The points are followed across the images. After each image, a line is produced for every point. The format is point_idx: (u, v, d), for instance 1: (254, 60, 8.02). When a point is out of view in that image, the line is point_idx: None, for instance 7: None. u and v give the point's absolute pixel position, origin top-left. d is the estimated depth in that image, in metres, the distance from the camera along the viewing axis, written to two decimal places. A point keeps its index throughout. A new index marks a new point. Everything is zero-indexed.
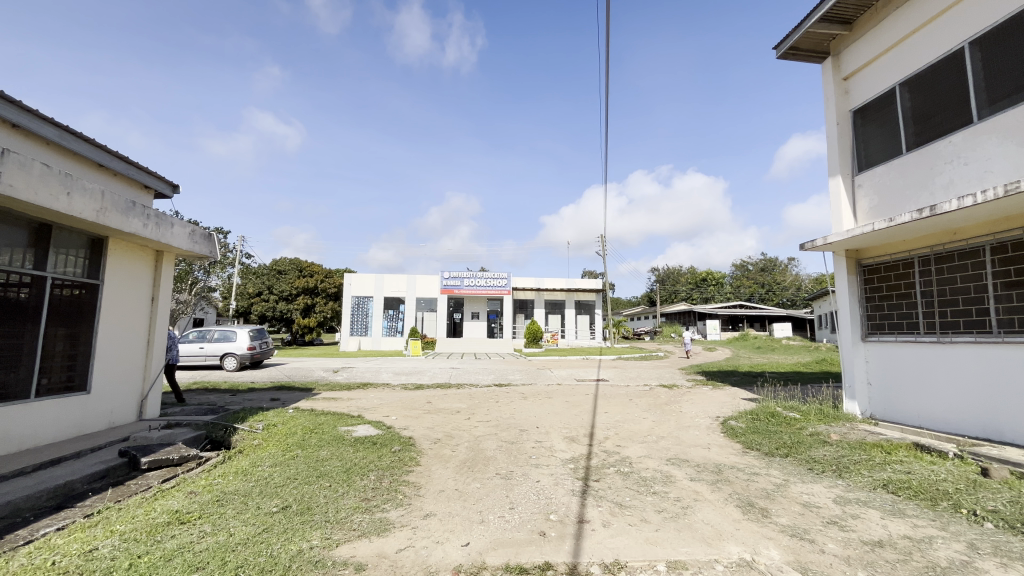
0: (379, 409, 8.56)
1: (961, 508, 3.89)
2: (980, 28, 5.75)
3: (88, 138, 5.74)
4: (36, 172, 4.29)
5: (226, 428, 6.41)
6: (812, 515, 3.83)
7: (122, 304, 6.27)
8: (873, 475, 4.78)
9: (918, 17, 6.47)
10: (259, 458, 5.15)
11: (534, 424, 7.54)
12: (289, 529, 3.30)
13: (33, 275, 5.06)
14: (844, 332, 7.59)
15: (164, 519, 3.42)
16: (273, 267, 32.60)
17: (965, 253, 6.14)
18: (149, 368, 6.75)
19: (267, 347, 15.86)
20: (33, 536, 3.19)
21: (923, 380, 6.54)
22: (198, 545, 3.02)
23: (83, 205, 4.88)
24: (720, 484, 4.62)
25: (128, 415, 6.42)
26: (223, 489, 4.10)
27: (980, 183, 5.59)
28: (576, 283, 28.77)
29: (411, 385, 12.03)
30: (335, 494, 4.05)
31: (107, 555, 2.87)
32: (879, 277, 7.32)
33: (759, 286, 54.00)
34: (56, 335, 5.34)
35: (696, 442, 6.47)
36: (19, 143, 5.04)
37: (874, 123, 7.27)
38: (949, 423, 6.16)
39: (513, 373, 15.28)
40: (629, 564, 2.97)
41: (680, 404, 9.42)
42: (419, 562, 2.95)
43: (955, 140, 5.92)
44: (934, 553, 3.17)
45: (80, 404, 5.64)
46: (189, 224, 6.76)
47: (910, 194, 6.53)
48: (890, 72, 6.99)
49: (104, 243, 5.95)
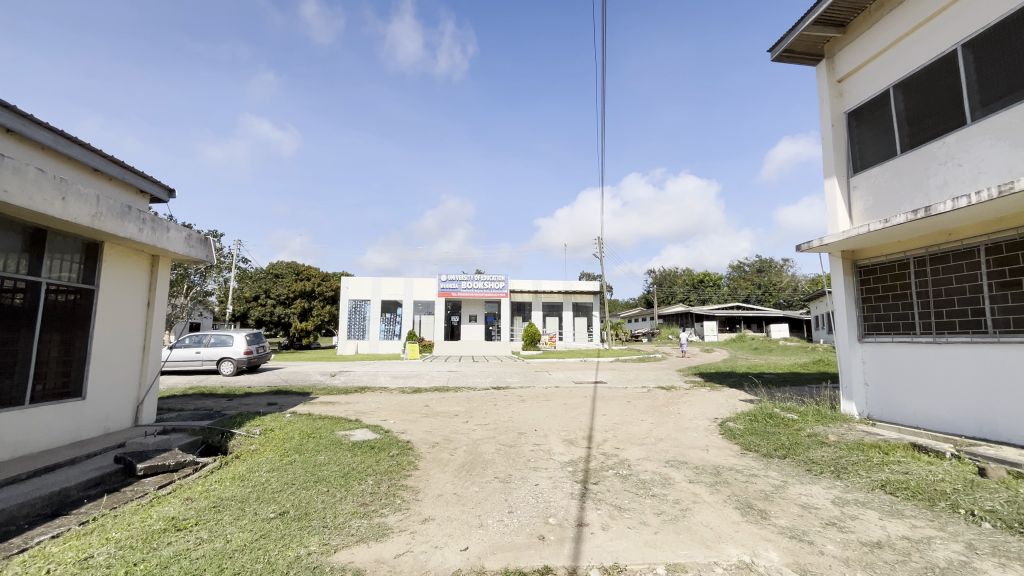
0: (377, 413, 8.53)
1: (959, 508, 3.90)
2: (972, 31, 5.80)
3: (82, 142, 5.70)
4: (31, 177, 4.27)
5: (223, 434, 6.40)
6: (810, 516, 3.83)
7: (116, 309, 6.22)
8: (872, 475, 4.79)
9: (911, 19, 6.52)
10: (256, 464, 5.11)
11: (532, 427, 7.53)
12: (287, 535, 3.27)
13: (27, 281, 5.03)
14: (841, 332, 7.64)
15: (161, 526, 3.39)
16: (270, 270, 32.51)
17: (959, 253, 6.19)
18: (144, 373, 6.68)
19: (264, 351, 15.83)
20: (28, 545, 3.15)
21: (919, 380, 6.58)
22: (194, 552, 2.99)
23: (77, 210, 4.84)
24: (719, 486, 4.62)
25: (124, 421, 6.36)
26: (219, 495, 4.06)
27: (974, 184, 5.63)
28: (574, 284, 28.85)
29: (409, 388, 12.04)
30: (333, 499, 4.02)
31: (102, 563, 2.84)
32: (875, 278, 7.36)
33: (756, 287, 54.38)
34: (51, 341, 5.30)
35: (695, 443, 6.48)
36: (13, 148, 5.02)
37: (869, 125, 7.32)
38: (944, 422, 6.20)
39: (512, 375, 15.33)
40: (628, 567, 2.96)
41: (679, 406, 9.42)
42: (419, 567, 2.94)
43: (949, 140, 5.96)
44: (933, 553, 3.18)
45: (75, 411, 5.59)
46: (184, 228, 6.71)
47: (904, 195, 6.58)
48: (884, 74, 7.04)
49: (99, 248, 5.92)
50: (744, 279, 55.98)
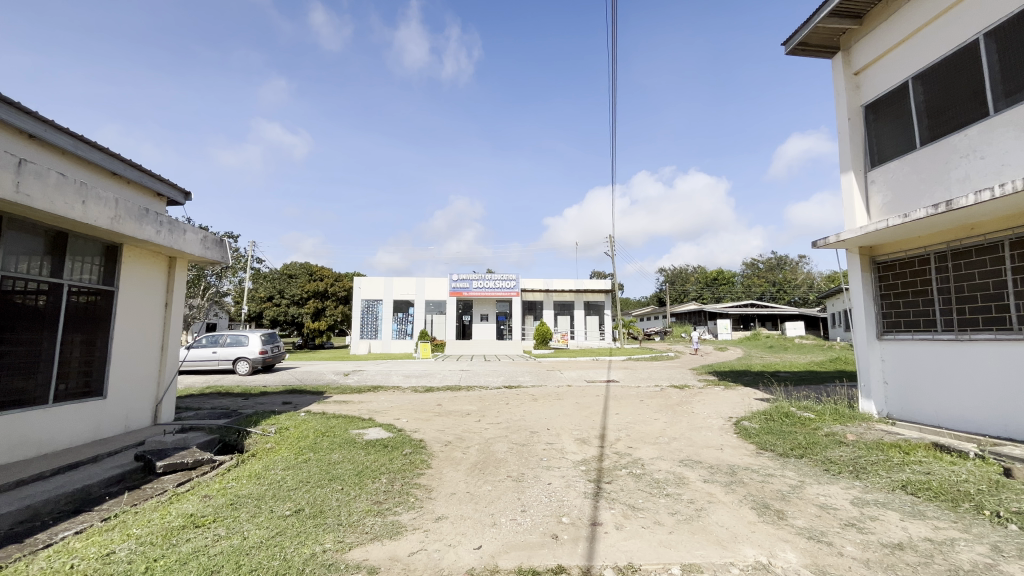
0: (390, 412, 8.61)
1: (983, 509, 3.80)
2: (995, 20, 5.63)
3: (102, 147, 5.83)
4: (52, 181, 4.37)
5: (239, 433, 6.50)
6: (829, 517, 3.76)
7: (135, 310, 6.33)
8: (892, 476, 4.69)
9: (931, 9, 6.35)
10: (272, 462, 5.17)
11: (544, 426, 7.49)
12: (302, 533, 3.31)
13: (50, 283, 5.16)
14: (859, 330, 7.48)
15: (179, 522, 3.45)
16: (284, 271, 33.08)
17: (983, 248, 6.02)
18: (163, 373, 6.81)
19: (279, 351, 16.07)
20: (52, 540, 3.23)
21: (941, 379, 6.41)
22: (212, 549, 3.03)
23: (97, 213, 4.94)
24: (734, 486, 4.55)
25: (144, 420, 6.50)
26: (236, 493, 4.12)
27: (998, 176, 5.47)
28: (585, 283, 28.70)
29: (421, 388, 12.08)
30: (347, 497, 4.05)
31: (123, 559, 2.90)
32: (894, 274, 7.19)
33: (770, 284, 53.59)
34: (73, 342, 5.43)
35: (709, 443, 6.40)
36: (36, 153, 5.15)
37: (887, 118, 7.14)
38: (968, 422, 6.04)
39: (523, 374, 15.29)
40: (643, 567, 2.94)
41: (693, 405, 9.32)
42: (432, 565, 2.94)
43: (971, 133, 5.81)
44: (957, 556, 3.10)
45: (97, 409, 5.72)
46: (201, 230, 6.83)
47: (924, 189, 6.42)
48: (903, 66, 6.86)
49: (119, 250, 6.05)
50: (757, 276, 55.11)
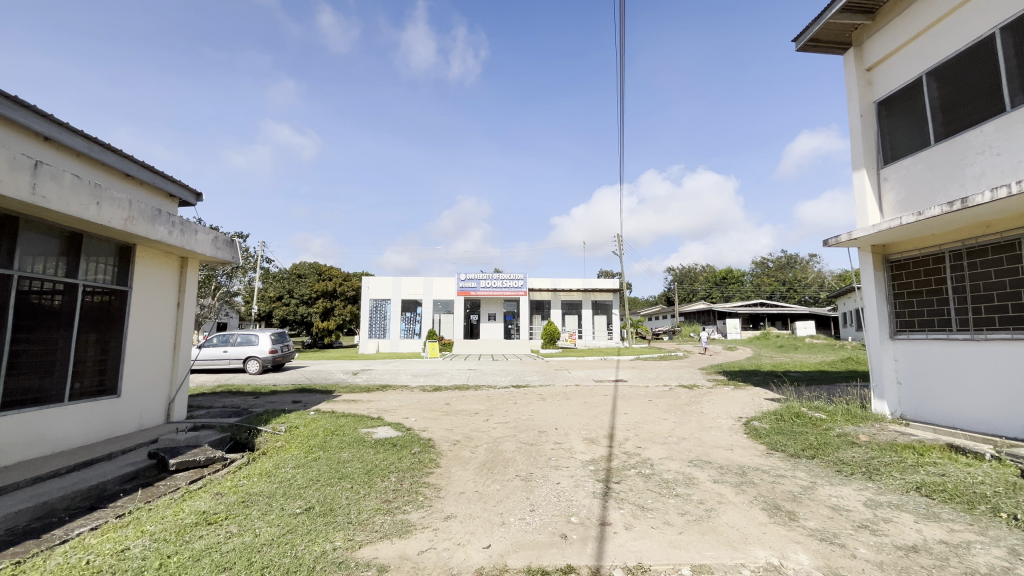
0: (398, 411, 8.64)
1: (1000, 512, 3.73)
2: (1012, 14, 5.51)
3: (115, 149, 5.91)
4: (67, 183, 4.44)
5: (250, 431, 6.56)
6: (841, 518, 3.71)
7: (147, 310, 6.41)
8: (906, 477, 4.62)
9: (945, 3, 6.25)
10: (282, 460, 5.22)
11: (552, 425, 7.48)
12: (313, 531, 3.33)
13: (66, 283, 5.24)
14: (872, 330, 7.38)
15: (192, 519, 3.49)
16: (293, 271, 33.35)
17: (1000, 246, 5.91)
18: (175, 372, 6.90)
19: (289, 351, 16.20)
20: (68, 536, 3.29)
21: (955, 379, 6.31)
22: (224, 546, 3.07)
23: (111, 214, 5.01)
24: (745, 487, 4.51)
25: (157, 418, 6.59)
26: (248, 491, 4.16)
27: (1014, 173, 5.36)
28: (593, 283, 28.61)
29: (429, 387, 12.11)
30: (357, 496, 4.08)
31: (138, 555, 2.94)
32: (907, 273, 7.08)
33: (780, 284, 53.04)
34: (88, 341, 5.52)
35: (719, 443, 6.36)
36: (52, 155, 5.23)
37: (900, 115, 7.03)
38: (984, 423, 5.94)
39: (531, 374, 15.27)
40: (653, 567, 2.92)
41: (702, 405, 9.25)
42: (441, 564, 2.95)
43: (987, 129, 5.70)
44: (973, 558, 3.05)
45: (111, 408, 5.81)
46: (212, 231, 6.90)
47: (939, 186, 6.32)
48: (916, 62, 6.76)
49: (132, 251, 6.13)
50: (767, 275, 54.57)
